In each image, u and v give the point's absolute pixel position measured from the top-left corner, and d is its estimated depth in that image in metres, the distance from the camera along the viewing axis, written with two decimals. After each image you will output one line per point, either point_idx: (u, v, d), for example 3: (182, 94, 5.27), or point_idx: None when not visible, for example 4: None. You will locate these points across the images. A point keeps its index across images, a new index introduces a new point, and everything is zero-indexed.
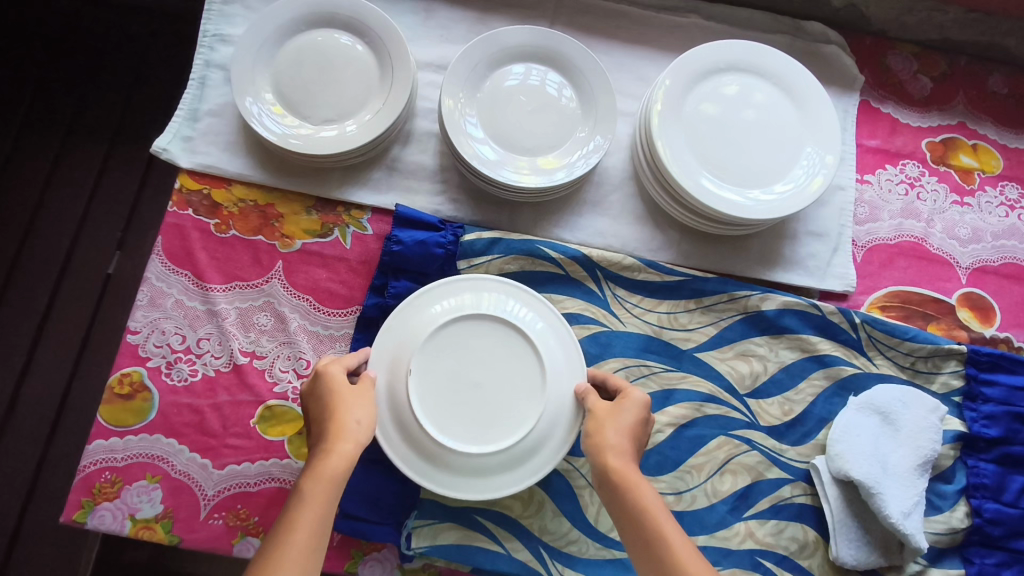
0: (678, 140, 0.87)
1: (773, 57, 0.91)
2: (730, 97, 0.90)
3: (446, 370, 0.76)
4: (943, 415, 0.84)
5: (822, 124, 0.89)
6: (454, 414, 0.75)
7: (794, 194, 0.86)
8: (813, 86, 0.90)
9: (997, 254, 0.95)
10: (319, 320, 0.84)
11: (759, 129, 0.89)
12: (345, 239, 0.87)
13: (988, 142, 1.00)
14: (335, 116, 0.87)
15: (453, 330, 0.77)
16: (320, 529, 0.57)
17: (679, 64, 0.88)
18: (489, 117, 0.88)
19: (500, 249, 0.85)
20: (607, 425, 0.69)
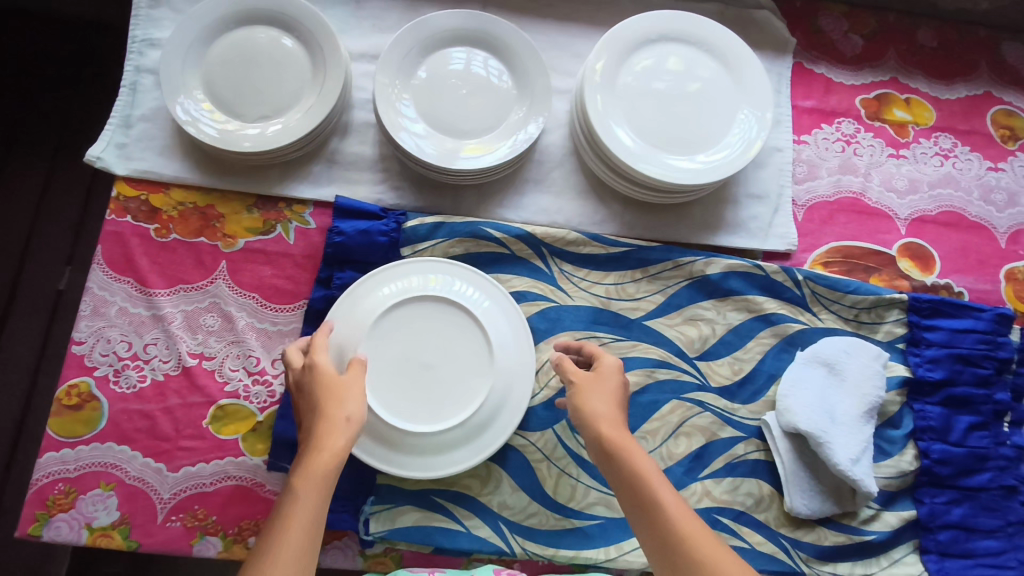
0: (613, 112, 0.88)
1: (704, 24, 0.91)
2: (664, 67, 0.90)
3: (394, 354, 0.76)
4: (886, 362, 0.86)
5: (755, 88, 0.90)
6: (406, 396, 0.75)
7: (731, 159, 0.86)
8: (744, 50, 0.91)
9: (934, 203, 0.97)
10: (267, 317, 0.84)
11: (694, 96, 0.89)
12: (289, 235, 0.87)
13: (920, 95, 1.02)
14: (268, 112, 0.87)
15: (398, 313, 0.77)
16: (314, 523, 0.53)
17: (609, 38, 0.89)
18: (424, 102, 0.87)
19: (443, 233, 0.85)
20: (596, 396, 0.66)
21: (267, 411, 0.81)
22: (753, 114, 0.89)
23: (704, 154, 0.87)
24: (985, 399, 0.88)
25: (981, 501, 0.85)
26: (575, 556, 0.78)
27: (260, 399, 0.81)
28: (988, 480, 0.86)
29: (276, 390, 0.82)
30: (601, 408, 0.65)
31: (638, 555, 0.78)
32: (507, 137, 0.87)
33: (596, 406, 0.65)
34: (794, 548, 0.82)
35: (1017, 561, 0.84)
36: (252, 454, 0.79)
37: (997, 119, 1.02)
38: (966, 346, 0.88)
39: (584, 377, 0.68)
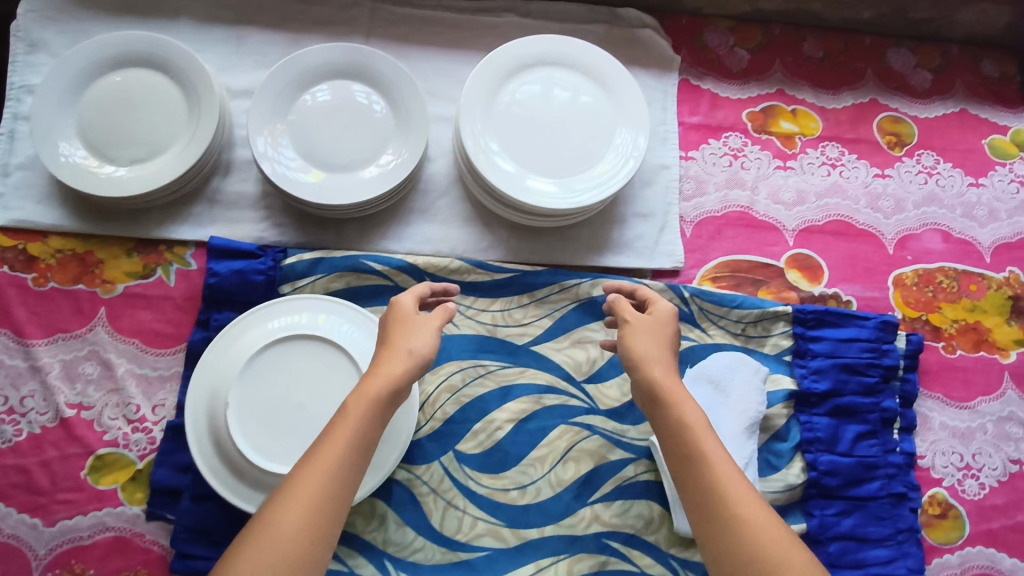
0: (490, 139, 0.88)
1: (583, 47, 0.92)
2: (542, 91, 0.91)
3: (267, 395, 0.76)
4: (766, 376, 0.88)
5: (634, 110, 0.90)
6: (278, 437, 0.74)
7: (609, 181, 0.87)
8: (623, 72, 0.92)
9: (822, 214, 0.99)
10: (147, 363, 0.83)
11: (572, 120, 0.90)
12: (169, 277, 0.86)
13: (807, 105, 1.04)
14: (144, 155, 0.86)
15: (271, 354, 0.77)
16: (353, 450, 0.58)
17: (486, 64, 0.89)
18: (302, 136, 0.87)
19: (323, 268, 0.85)
20: (652, 337, 0.70)
21: (147, 458, 0.80)
22: (631, 136, 0.89)
23: (581, 178, 0.88)
24: (872, 407, 0.88)
25: (871, 510, 0.85)
26: None
27: (140, 447, 0.80)
28: (878, 488, 0.86)
29: (156, 436, 0.81)
30: (646, 346, 0.69)
31: None
32: (386, 170, 0.87)
33: (645, 348, 0.69)
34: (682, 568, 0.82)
35: (906, 569, 0.84)
36: (132, 504, 0.78)
37: (883, 126, 1.04)
38: (851, 355, 0.89)
39: (641, 321, 0.71)
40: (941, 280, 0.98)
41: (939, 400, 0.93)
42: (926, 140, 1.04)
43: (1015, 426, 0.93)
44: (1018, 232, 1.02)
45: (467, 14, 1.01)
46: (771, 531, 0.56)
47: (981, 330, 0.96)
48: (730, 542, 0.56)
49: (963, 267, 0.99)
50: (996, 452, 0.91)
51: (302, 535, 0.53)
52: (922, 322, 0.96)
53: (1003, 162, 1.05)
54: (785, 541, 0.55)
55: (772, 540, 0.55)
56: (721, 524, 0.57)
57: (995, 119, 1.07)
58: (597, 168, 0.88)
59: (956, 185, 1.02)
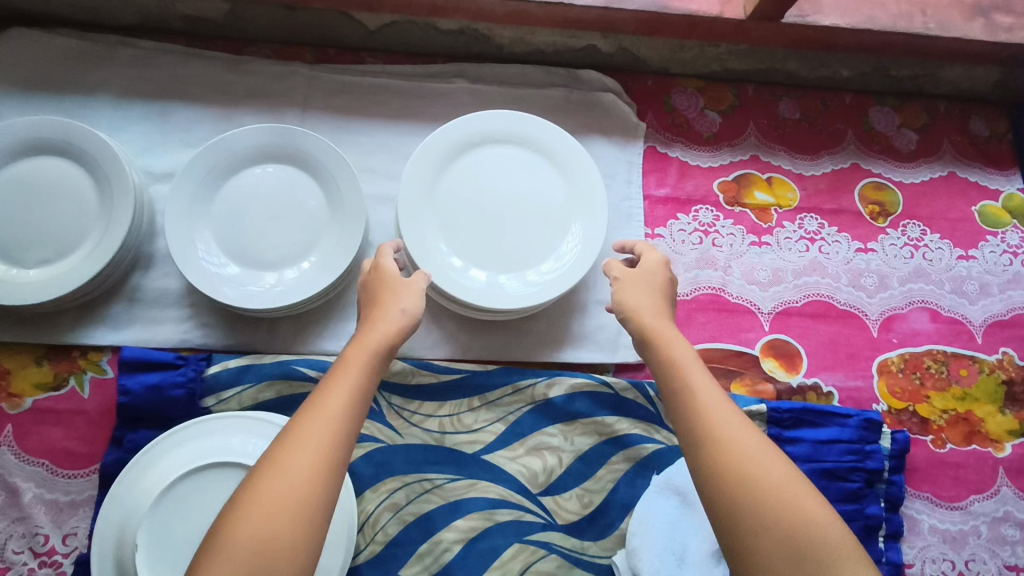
0: (432, 228, 0.81)
1: (537, 124, 0.85)
2: (490, 174, 0.84)
3: (188, 533, 0.69)
4: None
5: (592, 193, 0.83)
6: None
7: (563, 276, 0.80)
8: (580, 152, 0.85)
9: (800, 294, 0.92)
10: (58, 487, 0.75)
11: (522, 206, 0.84)
12: (82, 388, 0.78)
13: (783, 173, 0.97)
14: (54, 254, 0.78)
15: (196, 485, 0.70)
16: (361, 394, 0.57)
17: (424, 147, 0.82)
18: (227, 229, 0.80)
19: (251, 377, 0.78)
20: (640, 289, 0.72)
21: None
22: (589, 223, 0.82)
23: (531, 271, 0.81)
24: (855, 516, 0.81)
25: None
26: None
27: None
28: None
29: (64, 571, 0.73)
30: (642, 301, 0.71)
31: None
32: (319, 265, 0.79)
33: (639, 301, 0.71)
34: None
35: None
36: None
37: (866, 194, 0.97)
38: (832, 459, 0.82)
39: (631, 275, 0.74)
40: (929, 366, 0.91)
41: (929, 500, 0.85)
42: (912, 209, 0.97)
43: (1012, 528, 0.85)
44: (1012, 309, 0.95)
45: (414, 81, 0.94)
46: (775, 470, 0.54)
47: (973, 421, 0.89)
48: (755, 505, 0.52)
49: (952, 350, 0.92)
50: (992, 559, 0.83)
51: (299, 497, 0.49)
52: (908, 413, 0.89)
53: (994, 231, 0.98)
54: (816, 505, 0.52)
55: (806, 507, 0.52)
56: (744, 489, 0.52)
57: (985, 183, 1.00)
58: (550, 259, 0.82)
59: (944, 258, 0.95)
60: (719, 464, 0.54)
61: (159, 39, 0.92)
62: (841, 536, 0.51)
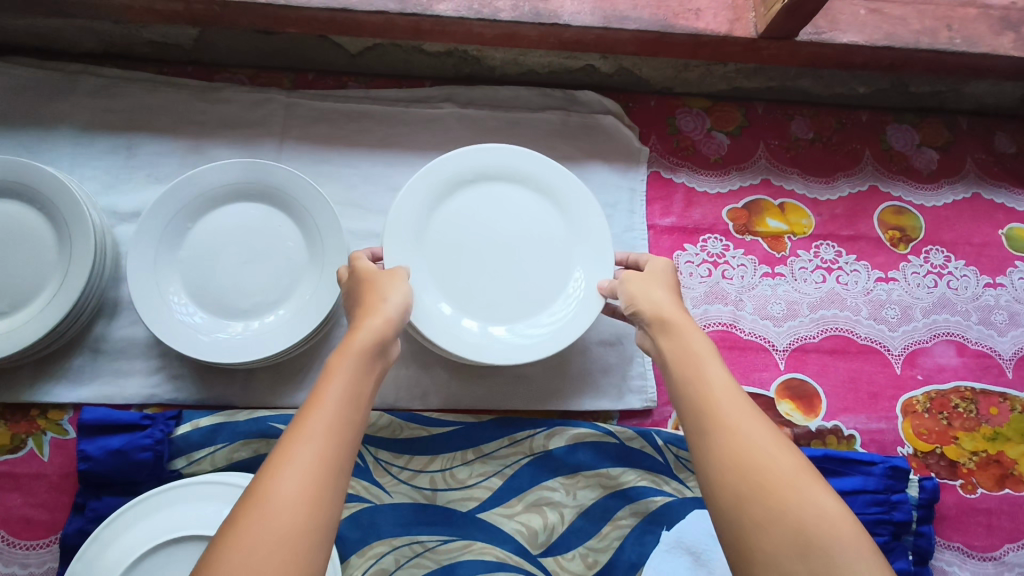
0: (420, 274, 0.74)
1: (539, 161, 0.80)
2: (484, 214, 0.78)
3: None
4: None
5: (597, 239, 0.77)
6: None
7: (562, 329, 0.73)
8: (585, 193, 0.79)
9: (817, 328, 0.85)
10: (13, 559, 0.69)
11: (517, 248, 0.77)
12: (42, 450, 0.72)
13: (797, 198, 0.90)
14: (8, 306, 0.72)
15: (184, 555, 0.64)
16: (351, 395, 0.49)
17: (411, 188, 0.75)
18: (197, 274, 0.73)
19: (224, 436, 0.71)
20: (653, 286, 0.66)
21: None
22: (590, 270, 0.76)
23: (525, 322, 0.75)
24: None
25: None
26: None
27: None
28: None
29: None
30: (656, 297, 0.64)
31: None
32: (296, 318, 0.73)
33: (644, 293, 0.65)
34: None
35: None
36: None
37: (885, 219, 0.91)
38: (856, 510, 0.76)
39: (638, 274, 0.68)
40: (956, 404, 0.84)
41: (960, 550, 0.79)
42: (934, 234, 0.91)
43: None
44: None
45: (400, 107, 0.88)
46: (785, 461, 0.46)
47: (1005, 463, 0.83)
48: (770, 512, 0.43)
49: (981, 386, 0.86)
50: None
51: (289, 514, 0.41)
52: (936, 455, 0.82)
53: (1022, 256, 0.91)
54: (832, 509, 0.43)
55: (822, 501, 0.43)
56: (760, 489, 0.44)
57: (1012, 205, 0.94)
58: (549, 310, 0.75)
59: (971, 286, 0.89)
60: (730, 463, 0.46)
61: (127, 67, 0.86)
62: (865, 545, 0.41)
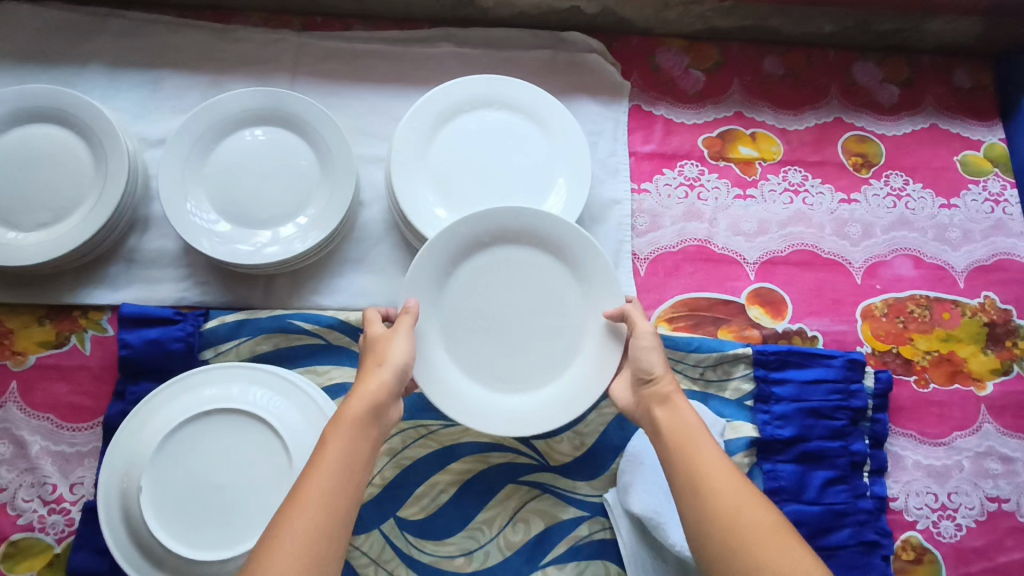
0: (435, 348, 0.76)
1: (564, 227, 0.78)
2: (502, 279, 0.79)
3: (194, 459, 0.71)
4: (723, 428, 0.83)
5: (610, 324, 0.77)
6: (182, 509, 0.70)
7: (562, 411, 0.76)
8: (602, 260, 0.77)
9: (784, 243, 0.93)
10: (63, 439, 0.78)
11: (528, 312, 0.79)
12: (84, 345, 0.81)
13: (767, 128, 0.98)
14: (51, 218, 0.79)
15: (219, 423, 0.73)
16: (351, 466, 0.57)
17: (425, 255, 0.75)
18: (220, 190, 0.81)
19: (248, 331, 0.80)
20: (653, 348, 0.71)
21: (65, 542, 0.76)
22: (597, 364, 0.77)
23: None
24: (841, 452, 0.84)
25: (842, 560, 0.82)
26: None
27: (56, 529, 0.76)
28: (848, 536, 0.83)
29: (74, 517, 0.76)
30: (651, 359, 0.70)
31: None
32: (307, 228, 0.81)
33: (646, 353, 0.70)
34: None
35: None
36: None
37: (849, 146, 0.98)
38: (818, 398, 0.85)
39: (647, 330, 0.72)
40: (912, 310, 0.93)
41: (913, 438, 0.89)
42: (895, 160, 0.99)
43: (994, 461, 0.89)
44: (994, 254, 0.97)
45: (401, 46, 0.95)
46: (764, 527, 0.55)
47: (956, 361, 0.92)
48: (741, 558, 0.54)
49: (935, 294, 0.94)
50: (974, 490, 0.88)
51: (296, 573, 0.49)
52: (893, 355, 0.91)
53: (975, 180, 0.99)
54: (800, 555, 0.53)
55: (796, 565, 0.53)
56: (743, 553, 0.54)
57: (968, 134, 1.02)
58: (555, 373, 0.78)
59: (927, 207, 0.97)
60: (722, 531, 0.55)
61: (149, 10, 0.94)
62: None
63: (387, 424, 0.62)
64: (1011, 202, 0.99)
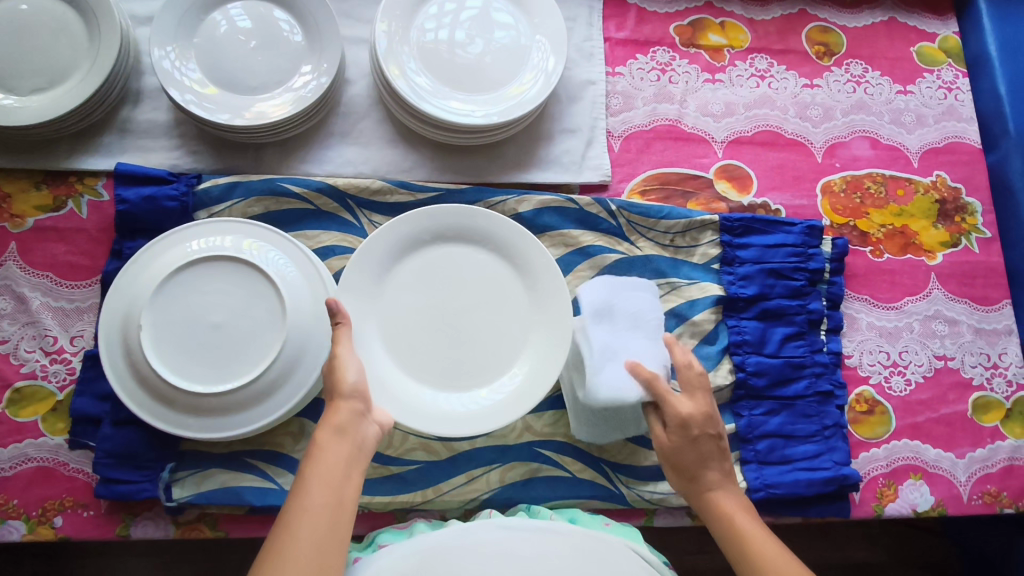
0: (373, 341, 0.79)
1: (512, 227, 0.81)
2: (444, 274, 0.82)
3: (191, 302, 0.75)
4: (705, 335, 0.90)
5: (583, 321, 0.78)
6: (178, 343, 0.74)
7: (512, 404, 0.77)
8: (546, 256, 0.80)
9: (750, 124, 0.99)
10: (62, 295, 0.82)
11: (497, 352, 0.80)
12: (80, 209, 0.84)
13: (735, 18, 1.03)
14: (45, 83, 0.82)
15: (212, 269, 0.76)
16: (329, 486, 0.59)
17: (362, 256, 0.78)
18: (210, 60, 0.84)
19: (239, 193, 0.84)
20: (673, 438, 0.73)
21: (67, 389, 0.79)
22: (550, 358, 0.78)
23: (487, 109, 0.87)
24: (799, 309, 0.90)
25: (798, 409, 0.88)
26: (391, 501, 0.80)
27: (59, 378, 0.79)
28: (805, 387, 0.88)
29: (75, 367, 0.80)
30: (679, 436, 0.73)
31: (455, 494, 0.81)
32: (289, 101, 0.85)
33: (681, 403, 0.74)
34: (615, 473, 0.84)
35: (832, 462, 0.87)
36: (54, 434, 0.78)
37: (812, 36, 1.04)
38: (777, 260, 0.91)
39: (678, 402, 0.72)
40: (869, 186, 0.99)
41: (867, 301, 0.95)
42: (855, 50, 1.04)
43: (941, 323, 0.95)
44: (946, 137, 1.03)
45: None
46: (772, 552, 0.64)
47: (908, 234, 0.98)
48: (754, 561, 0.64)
49: (890, 173, 1.00)
50: (923, 349, 0.94)
51: None
52: (849, 227, 0.97)
53: (931, 69, 1.05)
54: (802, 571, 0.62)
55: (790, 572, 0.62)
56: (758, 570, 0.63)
57: (924, 27, 1.07)
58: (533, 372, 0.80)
59: (885, 92, 1.03)
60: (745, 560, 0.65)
61: None
62: None
63: (365, 442, 0.65)
64: (962, 90, 1.05)
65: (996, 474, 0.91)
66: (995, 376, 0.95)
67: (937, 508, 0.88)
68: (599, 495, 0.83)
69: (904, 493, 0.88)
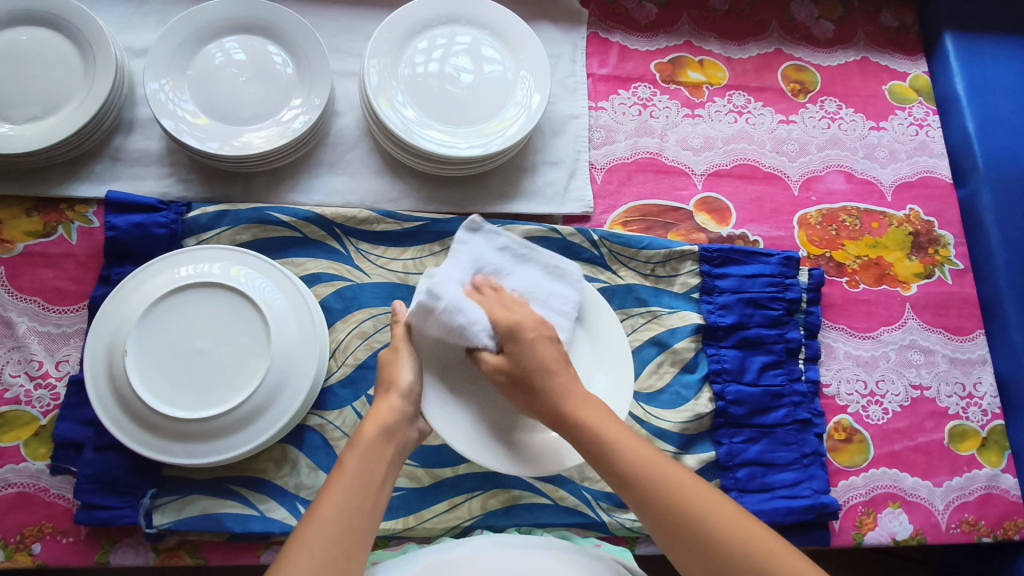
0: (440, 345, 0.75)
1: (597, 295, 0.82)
2: None
3: (182, 326, 0.76)
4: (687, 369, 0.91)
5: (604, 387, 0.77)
6: (165, 368, 0.74)
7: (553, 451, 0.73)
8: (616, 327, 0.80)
9: (729, 158, 1.02)
10: (49, 320, 0.82)
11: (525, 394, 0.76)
12: (71, 236, 0.86)
13: (713, 56, 1.07)
14: (40, 113, 0.84)
15: (204, 295, 0.77)
16: (364, 482, 0.60)
17: None
18: (202, 92, 0.86)
19: (228, 221, 0.86)
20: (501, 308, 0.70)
21: (51, 414, 0.79)
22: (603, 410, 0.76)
23: (473, 142, 0.89)
24: (777, 338, 0.92)
25: (778, 437, 0.89)
26: None
27: (42, 403, 0.79)
28: (784, 416, 0.90)
29: (59, 392, 0.80)
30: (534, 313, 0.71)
31: (437, 521, 0.81)
32: (278, 132, 0.87)
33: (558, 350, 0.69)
34: (596, 500, 0.84)
35: (812, 490, 0.87)
36: (34, 459, 0.78)
37: (788, 74, 1.08)
38: (756, 290, 0.93)
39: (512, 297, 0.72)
40: (844, 219, 1.01)
41: (844, 331, 0.97)
42: (829, 88, 1.08)
43: (917, 353, 0.97)
44: (918, 172, 1.06)
45: None
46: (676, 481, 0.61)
47: (883, 265, 1.00)
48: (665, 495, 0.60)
49: (865, 207, 1.03)
50: (899, 378, 0.96)
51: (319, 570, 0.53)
52: (825, 258, 0.99)
53: (902, 106, 1.09)
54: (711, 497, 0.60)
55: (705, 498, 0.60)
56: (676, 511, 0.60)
57: (894, 67, 1.12)
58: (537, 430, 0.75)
59: (858, 128, 1.06)
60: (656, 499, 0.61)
61: None
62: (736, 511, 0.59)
63: (405, 446, 0.67)
64: (933, 126, 1.09)
65: (974, 503, 0.92)
66: (971, 406, 0.96)
67: (916, 537, 0.89)
68: (578, 523, 0.83)
69: (883, 521, 0.89)
